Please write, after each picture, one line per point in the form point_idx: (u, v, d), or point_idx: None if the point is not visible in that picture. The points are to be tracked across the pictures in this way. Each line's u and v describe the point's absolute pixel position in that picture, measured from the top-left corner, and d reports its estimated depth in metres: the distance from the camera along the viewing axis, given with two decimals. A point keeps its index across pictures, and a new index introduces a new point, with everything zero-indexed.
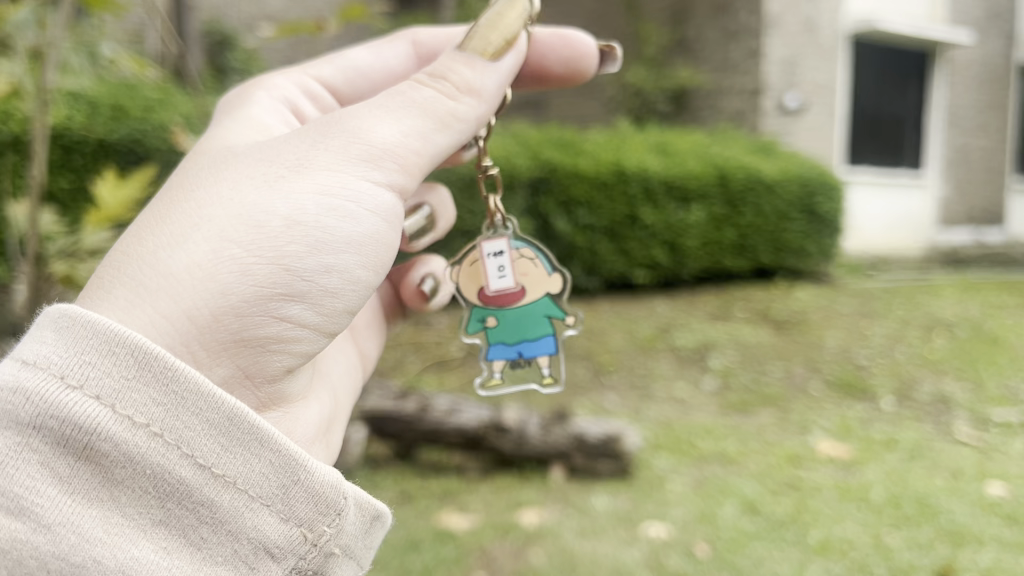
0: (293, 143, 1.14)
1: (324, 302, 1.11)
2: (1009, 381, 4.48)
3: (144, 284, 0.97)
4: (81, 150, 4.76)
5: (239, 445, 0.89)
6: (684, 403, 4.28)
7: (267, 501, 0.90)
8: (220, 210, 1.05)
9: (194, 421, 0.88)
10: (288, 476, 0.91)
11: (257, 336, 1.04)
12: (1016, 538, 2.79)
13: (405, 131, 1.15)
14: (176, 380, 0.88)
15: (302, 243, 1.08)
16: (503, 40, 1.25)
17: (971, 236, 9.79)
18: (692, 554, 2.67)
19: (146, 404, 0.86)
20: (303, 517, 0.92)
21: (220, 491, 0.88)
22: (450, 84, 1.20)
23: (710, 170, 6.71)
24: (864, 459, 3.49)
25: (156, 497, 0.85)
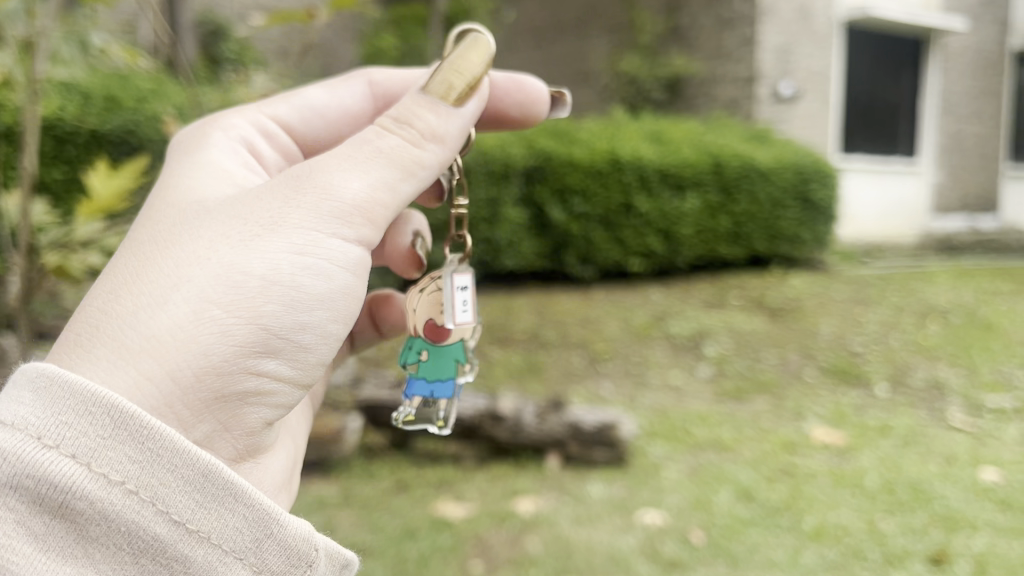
0: (264, 198, 1.08)
1: (299, 357, 1.08)
2: (1002, 367, 4.50)
3: (125, 346, 0.93)
4: (74, 141, 4.72)
5: (213, 500, 0.87)
6: (679, 391, 4.29)
7: (240, 554, 0.88)
8: (198, 270, 1.00)
9: (168, 478, 0.85)
10: (261, 529, 0.89)
11: (235, 394, 1.01)
12: (1009, 522, 2.81)
13: (373, 184, 1.09)
14: (153, 438, 0.86)
15: (279, 302, 1.04)
16: (466, 87, 1.17)
17: (965, 223, 9.80)
18: (687, 540, 2.68)
19: (122, 462, 0.84)
20: (276, 570, 0.90)
21: (194, 546, 0.86)
22: (415, 131, 1.13)
23: (705, 158, 6.70)
24: (858, 446, 3.51)
25: (130, 554, 0.83)
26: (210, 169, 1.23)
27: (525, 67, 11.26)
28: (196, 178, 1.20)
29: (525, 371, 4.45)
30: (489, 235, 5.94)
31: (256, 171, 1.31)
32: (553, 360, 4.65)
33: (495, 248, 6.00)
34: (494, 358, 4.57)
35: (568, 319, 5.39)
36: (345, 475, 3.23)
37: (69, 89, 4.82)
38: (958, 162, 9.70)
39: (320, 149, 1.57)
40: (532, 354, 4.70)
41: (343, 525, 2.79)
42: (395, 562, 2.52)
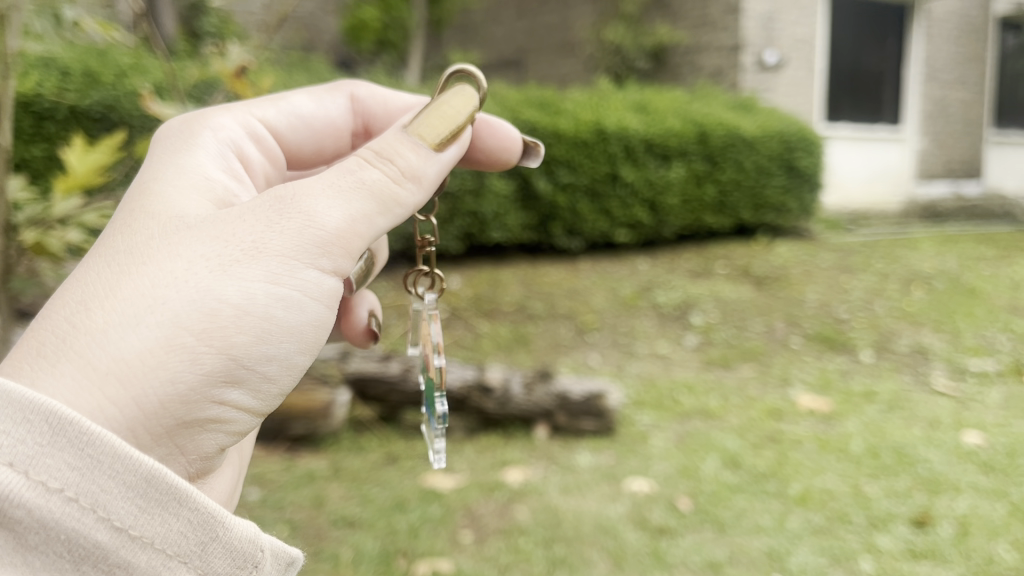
0: (246, 219, 1.05)
1: (261, 387, 1.07)
2: (985, 332, 4.54)
3: (91, 365, 0.89)
4: (53, 117, 4.68)
5: (156, 505, 0.82)
6: (666, 360, 4.31)
7: (185, 558, 0.84)
8: (173, 292, 0.97)
9: (110, 484, 0.80)
10: (206, 533, 0.85)
11: (197, 419, 1.00)
12: (991, 485, 2.85)
13: (353, 216, 1.07)
14: (93, 444, 0.80)
15: (249, 332, 1.02)
16: (448, 134, 1.17)
17: (950, 189, 9.82)
18: (675, 508, 2.70)
19: (61, 468, 0.78)
20: (221, 573, 0.86)
21: (138, 551, 0.81)
22: (396, 168, 1.11)
23: (690, 127, 6.68)
24: (843, 412, 3.54)
25: (71, 561, 0.78)
26: (191, 174, 1.19)
27: (509, 38, 11.18)
28: (178, 184, 1.15)
29: (513, 343, 4.46)
30: (476, 208, 5.89)
31: (239, 180, 1.28)
32: (541, 331, 4.67)
33: (481, 222, 5.97)
34: (481, 331, 4.57)
35: (555, 290, 5.40)
36: (334, 449, 3.24)
37: (48, 64, 4.76)
38: (943, 128, 9.69)
39: (303, 157, 1.55)
40: (519, 326, 4.71)
41: (333, 498, 2.80)
42: (385, 534, 2.53)
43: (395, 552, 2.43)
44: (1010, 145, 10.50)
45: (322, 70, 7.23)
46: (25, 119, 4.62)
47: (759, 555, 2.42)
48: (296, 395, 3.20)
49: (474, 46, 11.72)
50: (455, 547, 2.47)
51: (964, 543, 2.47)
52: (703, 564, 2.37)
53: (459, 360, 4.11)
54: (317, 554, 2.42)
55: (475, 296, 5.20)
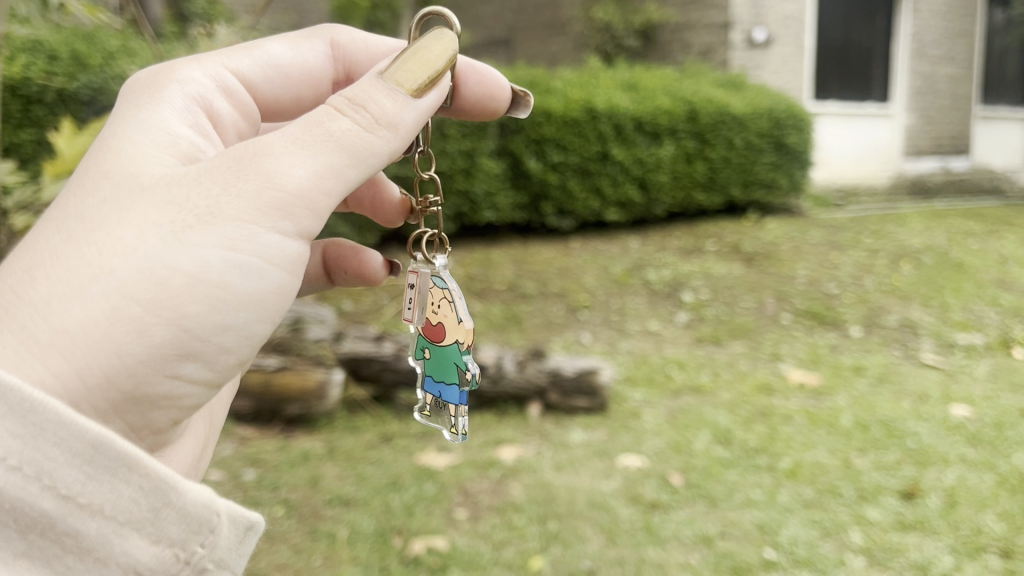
0: (203, 181, 1.01)
1: (218, 359, 1.04)
2: (974, 306, 4.58)
3: (33, 336, 0.86)
4: (42, 100, 4.69)
5: (104, 471, 0.79)
6: (658, 337, 4.34)
7: (138, 524, 0.81)
8: (122, 260, 0.94)
9: (55, 452, 0.77)
10: (158, 498, 0.82)
11: (149, 394, 0.97)
12: (979, 457, 2.89)
13: (319, 172, 1.03)
14: (36, 410, 0.77)
15: (204, 301, 0.99)
16: (426, 80, 1.13)
17: (938, 165, 9.84)
18: (667, 483, 2.73)
19: (0, 436, 0.74)
20: (176, 538, 0.84)
21: (87, 519, 0.78)
22: (369, 115, 1.06)
23: (680, 105, 6.67)
24: (833, 387, 3.57)
25: (17, 529, 0.76)
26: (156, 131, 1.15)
27: (498, 17, 11.13)
28: (137, 141, 1.11)
29: (505, 322, 4.48)
30: (466, 187, 5.87)
31: (208, 137, 1.24)
32: (533, 310, 4.68)
33: (472, 202, 5.97)
34: (474, 310, 4.59)
35: (546, 270, 5.41)
36: (328, 430, 3.26)
37: (36, 46, 4.73)
38: (931, 104, 9.68)
39: (279, 108, 1.50)
40: (511, 306, 4.73)
41: (328, 477, 2.83)
42: (381, 512, 2.56)
43: (391, 530, 2.46)
44: (997, 120, 10.52)
45: None
46: (13, 104, 4.63)
47: (751, 529, 2.45)
48: (292, 375, 3.20)
49: (463, 25, 11.66)
50: (450, 524, 2.50)
51: (953, 515, 2.51)
52: (695, 538, 2.41)
53: None
54: (313, 533, 2.45)
55: (466, 275, 5.20)
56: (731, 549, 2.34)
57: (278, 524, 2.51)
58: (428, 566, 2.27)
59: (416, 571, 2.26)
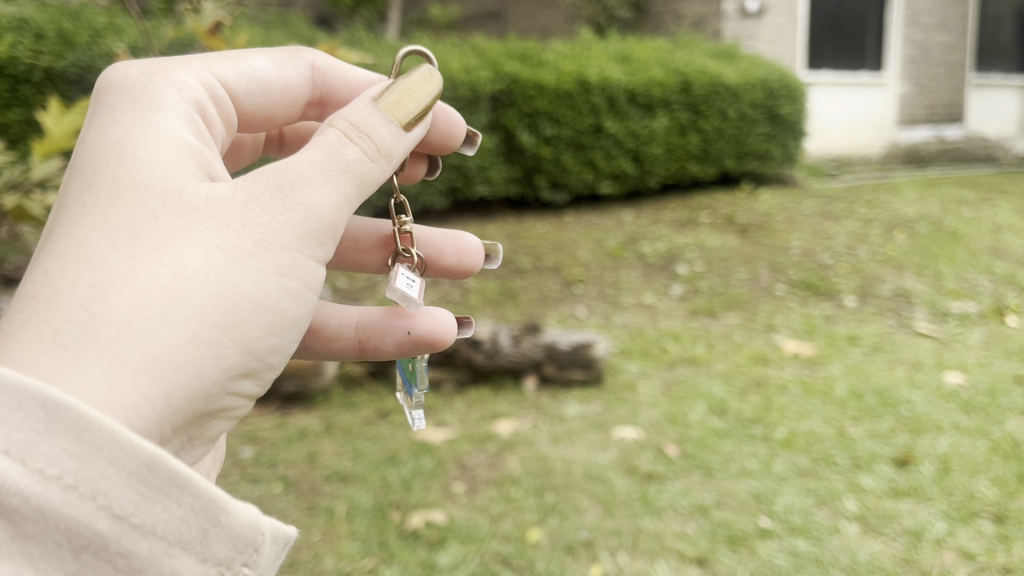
0: (252, 208, 1.01)
1: (266, 376, 1.06)
2: (968, 275, 4.59)
3: (120, 359, 0.87)
4: (29, 80, 4.64)
5: (156, 492, 0.80)
6: (653, 309, 4.35)
7: (186, 544, 0.82)
8: (196, 285, 0.94)
9: (110, 471, 0.77)
10: (208, 519, 0.83)
11: (210, 410, 0.98)
12: (972, 423, 2.91)
13: (343, 201, 1.07)
14: (91, 429, 0.77)
15: (265, 325, 1.01)
16: (417, 110, 1.17)
17: (932, 134, 9.81)
18: (663, 454, 2.75)
19: (58, 455, 0.75)
20: (223, 558, 0.85)
21: (138, 539, 0.79)
22: (372, 144, 1.10)
23: (673, 77, 6.62)
24: (828, 356, 3.59)
25: (70, 550, 0.76)
26: (166, 136, 1.07)
27: None
28: (159, 149, 1.04)
29: (500, 297, 4.48)
30: (460, 162, 5.83)
31: (210, 147, 1.16)
32: (527, 285, 4.68)
33: (465, 177, 5.92)
34: (468, 286, 4.58)
35: (541, 244, 5.40)
36: (325, 406, 3.26)
37: (22, 25, 4.69)
38: (925, 72, 9.61)
39: (254, 122, 1.38)
40: (506, 280, 4.72)
41: (326, 453, 2.84)
42: (379, 487, 2.57)
43: (389, 505, 2.47)
44: (992, 87, 10.47)
45: (301, 26, 7.13)
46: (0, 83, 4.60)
47: (746, 498, 2.47)
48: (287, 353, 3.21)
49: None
50: (448, 497, 2.51)
51: (946, 481, 2.53)
52: (691, 507, 2.43)
53: None
54: (312, 508, 2.46)
55: None
56: (726, 518, 2.36)
57: (277, 501, 2.53)
58: (426, 540, 2.29)
59: (415, 545, 2.27)
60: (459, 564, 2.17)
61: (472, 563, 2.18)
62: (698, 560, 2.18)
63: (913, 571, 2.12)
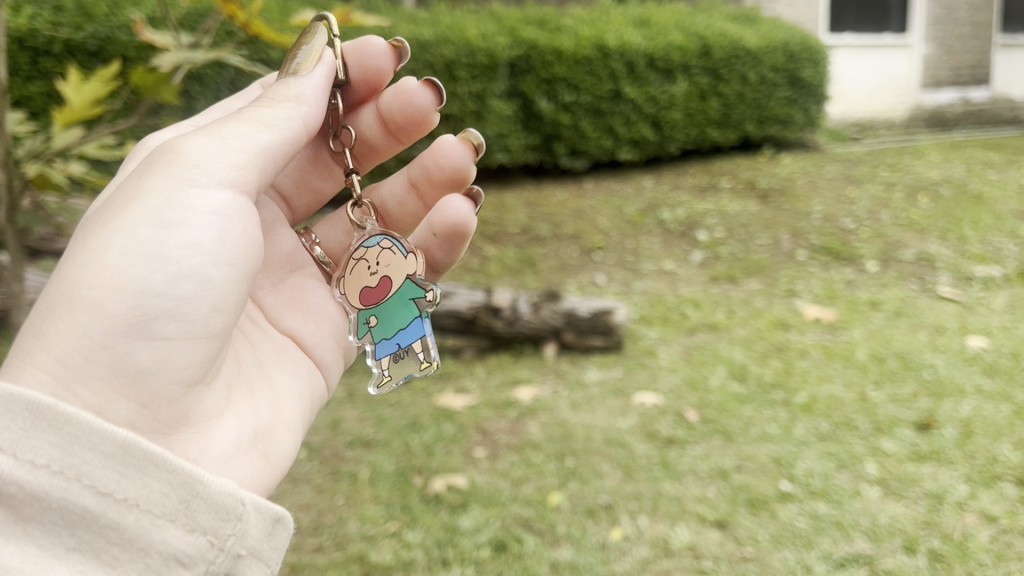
0: (132, 182, 1.13)
1: (189, 314, 1.09)
2: (993, 239, 4.53)
3: (16, 349, 0.98)
4: (49, 52, 4.65)
5: (137, 470, 0.90)
6: (673, 276, 4.33)
7: (171, 516, 0.91)
8: (72, 259, 1.05)
9: (90, 455, 0.88)
10: (187, 491, 0.92)
11: (136, 366, 1.04)
12: (995, 387, 2.90)
13: (221, 138, 1.16)
14: (70, 421, 0.88)
15: (152, 261, 1.07)
16: (312, 59, 1.28)
17: (957, 96, 9.53)
18: (683, 419, 2.76)
19: (44, 447, 0.86)
20: (208, 526, 0.92)
21: (125, 512, 0.89)
22: (266, 102, 1.23)
23: (693, 41, 6.54)
24: (849, 321, 3.57)
25: (67, 528, 0.86)
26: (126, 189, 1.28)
27: None
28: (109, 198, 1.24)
29: (520, 265, 4.48)
30: (478, 130, 5.80)
31: None
32: (547, 252, 4.68)
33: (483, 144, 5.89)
34: (488, 253, 4.57)
35: (560, 212, 5.38)
36: (348, 373, 3.29)
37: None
38: (950, 32, 9.37)
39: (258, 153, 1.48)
40: (526, 248, 4.71)
41: (348, 420, 2.87)
42: (401, 452, 2.60)
43: (411, 469, 2.50)
44: (1020, 48, 10.19)
45: None
46: (20, 56, 4.59)
47: (767, 462, 2.48)
48: None
49: None
50: (470, 462, 2.54)
51: (969, 444, 2.53)
52: (712, 471, 2.44)
53: (467, 284, 4.14)
54: (335, 474, 2.50)
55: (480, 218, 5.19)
56: (747, 482, 2.37)
57: (301, 466, 2.56)
58: (449, 503, 2.31)
59: (437, 508, 2.30)
60: (481, 527, 2.20)
61: (494, 526, 2.20)
62: (719, 523, 2.20)
63: (934, 534, 2.13)
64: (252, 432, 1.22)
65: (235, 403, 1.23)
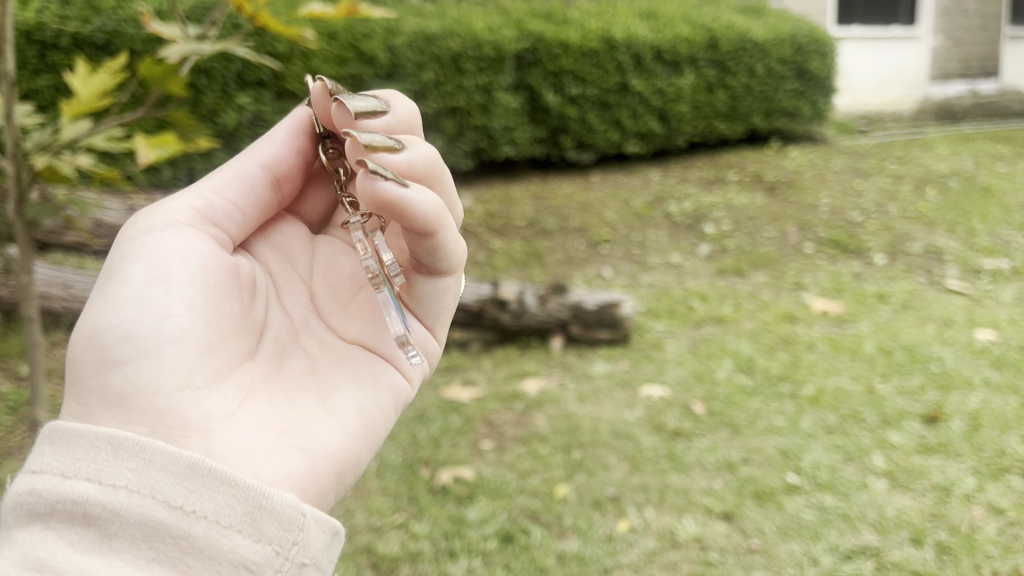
0: None
1: (150, 327, 0.99)
2: (1001, 232, 4.51)
3: None
4: (57, 46, 4.64)
5: (204, 482, 0.82)
6: (680, 269, 4.33)
7: (239, 526, 0.81)
8: None
9: (162, 469, 0.81)
10: (254, 501, 0.82)
11: (114, 395, 0.94)
12: (1003, 380, 2.89)
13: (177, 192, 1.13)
14: (139, 444, 0.83)
15: (113, 300, 1.01)
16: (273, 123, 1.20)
17: (966, 88, 9.45)
18: (690, 412, 2.76)
19: (123, 471, 0.81)
20: (275, 536, 0.82)
21: (193, 522, 0.79)
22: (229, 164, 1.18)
23: (700, 33, 6.53)
24: (856, 314, 3.56)
25: (145, 542, 0.78)
26: None
27: None
28: None
29: (527, 258, 4.47)
30: (484, 123, 5.80)
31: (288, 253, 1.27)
32: (553, 246, 4.67)
33: (490, 138, 5.89)
34: (495, 246, 4.57)
35: (567, 205, 5.38)
36: None
37: None
38: (959, 24, 9.33)
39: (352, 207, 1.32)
40: (532, 241, 4.71)
41: None
42: (408, 444, 2.61)
43: (419, 461, 2.51)
44: None
45: None
46: (28, 49, 4.59)
47: (774, 454, 2.48)
48: None
49: None
50: (477, 454, 2.54)
51: (976, 437, 2.53)
52: (718, 463, 2.44)
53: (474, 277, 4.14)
54: None
55: (487, 211, 5.19)
56: (754, 474, 2.38)
57: None
58: (456, 495, 2.32)
59: (444, 500, 2.31)
60: (489, 519, 2.20)
61: (502, 518, 2.21)
62: (726, 515, 2.20)
63: (941, 526, 2.13)
64: (278, 428, 0.99)
65: (254, 399, 1.01)
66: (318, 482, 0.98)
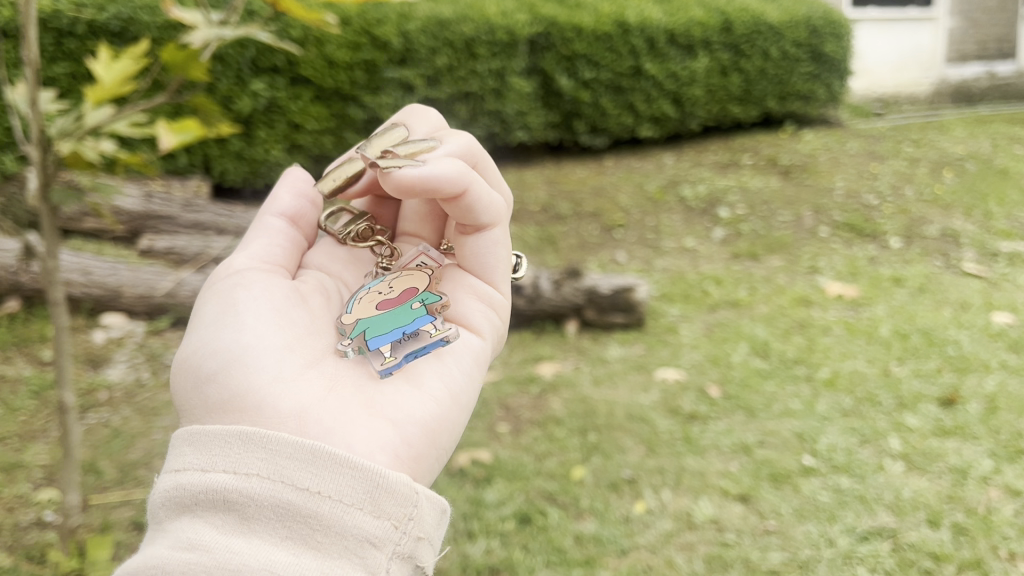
0: None
1: (232, 346, 1.10)
2: (1018, 215, 4.49)
3: None
4: (74, 33, 4.65)
5: (326, 465, 0.93)
6: (695, 253, 4.32)
7: (359, 504, 0.92)
8: None
9: (286, 457, 0.93)
10: (371, 480, 0.93)
11: (217, 409, 1.05)
12: (1019, 363, 2.89)
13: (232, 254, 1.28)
14: (266, 439, 0.94)
15: (205, 333, 1.14)
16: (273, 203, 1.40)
17: (983, 70, 9.32)
18: (705, 395, 2.76)
19: (251, 462, 0.93)
20: (393, 513, 0.93)
21: (319, 501, 0.90)
22: None
23: (714, 17, 6.49)
24: (872, 297, 3.56)
25: (278, 518, 0.89)
26: None
27: None
28: None
29: (541, 243, 4.47)
30: (497, 108, 5.80)
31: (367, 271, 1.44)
32: (567, 230, 4.67)
33: (503, 122, 5.89)
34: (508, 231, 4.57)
35: (580, 190, 5.38)
36: None
37: None
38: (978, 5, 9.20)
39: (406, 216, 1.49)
40: (547, 226, 4.71)
41: None
42: None
43: None
44: None
45: None
46: (45, 38, 4.59)
47: (789, 437, 2.48)
48: None
49: None
50: (493, 437, 2.56)
51: (993, 419, 2.53)
52: (734, 446, 2.44)
53: None
54: None
55: None
56: (770, 457, 2.38)
57: None
58: (473, 477, 2.33)
59: (462, 481, 2.32)
60: (506, 501, 2.22)
61: (519, 500, 2.22)
62: (742, 497, 2.21)
63: (958, 508, 2.13)
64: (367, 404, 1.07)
65: (340, 387, 1.09)
66: (411, 447, 1.06)
